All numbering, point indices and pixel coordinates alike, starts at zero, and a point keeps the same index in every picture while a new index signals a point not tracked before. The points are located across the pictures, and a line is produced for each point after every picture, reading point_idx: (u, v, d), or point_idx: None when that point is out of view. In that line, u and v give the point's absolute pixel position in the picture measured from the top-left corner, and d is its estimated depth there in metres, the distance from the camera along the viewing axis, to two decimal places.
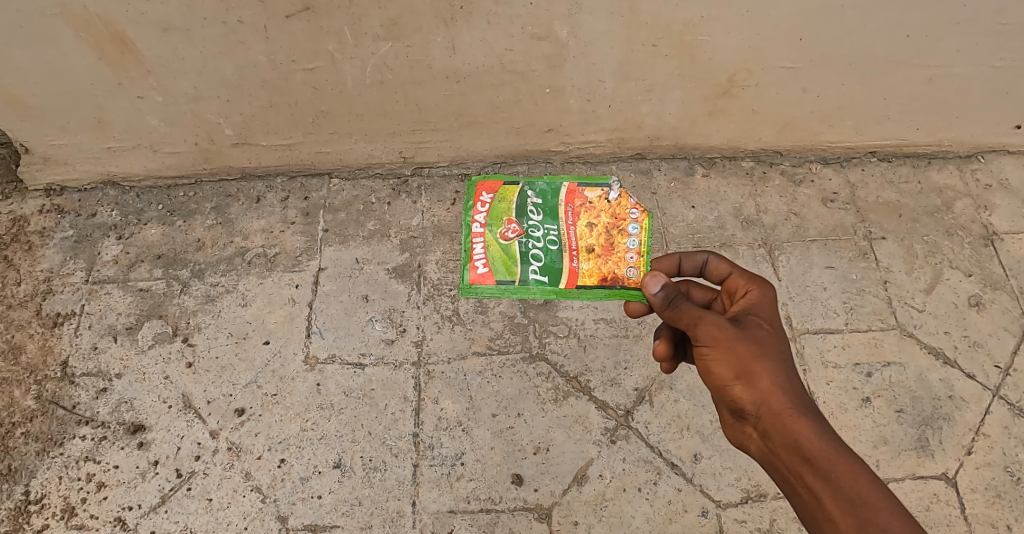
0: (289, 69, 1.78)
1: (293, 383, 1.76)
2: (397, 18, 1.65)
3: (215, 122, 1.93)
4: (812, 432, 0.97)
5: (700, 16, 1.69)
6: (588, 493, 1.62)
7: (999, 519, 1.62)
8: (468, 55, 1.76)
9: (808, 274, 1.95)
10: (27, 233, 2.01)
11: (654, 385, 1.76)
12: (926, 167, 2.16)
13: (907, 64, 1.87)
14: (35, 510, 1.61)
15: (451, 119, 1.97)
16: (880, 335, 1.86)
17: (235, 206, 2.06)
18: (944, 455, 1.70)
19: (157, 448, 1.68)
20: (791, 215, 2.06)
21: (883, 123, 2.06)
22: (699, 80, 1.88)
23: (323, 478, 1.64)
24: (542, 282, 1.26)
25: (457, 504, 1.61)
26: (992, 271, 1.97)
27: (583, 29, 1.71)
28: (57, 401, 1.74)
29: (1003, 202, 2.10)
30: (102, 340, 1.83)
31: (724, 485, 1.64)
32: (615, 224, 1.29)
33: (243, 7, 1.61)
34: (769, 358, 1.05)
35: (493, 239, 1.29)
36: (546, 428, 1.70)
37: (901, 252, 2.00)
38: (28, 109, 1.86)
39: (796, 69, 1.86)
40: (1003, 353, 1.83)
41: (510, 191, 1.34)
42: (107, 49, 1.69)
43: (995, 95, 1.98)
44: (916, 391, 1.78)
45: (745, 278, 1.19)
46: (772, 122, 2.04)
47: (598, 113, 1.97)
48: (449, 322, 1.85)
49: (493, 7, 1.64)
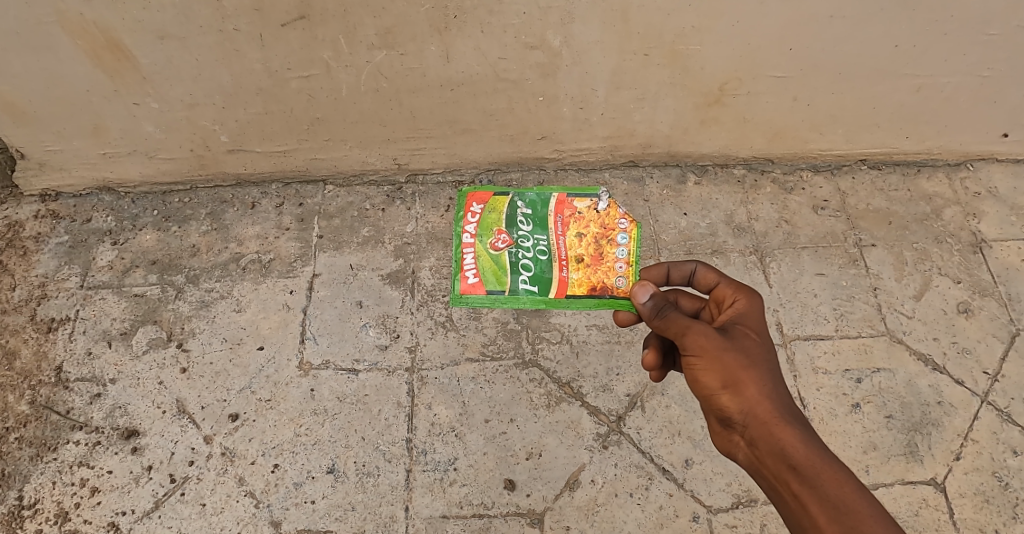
0: (285, 76, 1.79)
1: (287, 388, 1.77)
2: (392, 27, 1.66)
3: (211, 128, 1.94)
4: (798, 440, 0.99)
5: (692, 25, 1.71)
6: (580, 498, 1.63)
7: (987, 524, 1.64)
8: (462, 63, 1.78)
9: (798, 281, 1.97)
10: (23, 238, 2.02)
11: (645, 390, 1.77)
12: (915, 175, 2.18)
13: (896, 74, 1.89)
14: (29, 515, 1.61)
15: (445, 127, 1.98)
16: (870, 341, 1.88)
17: (230, 212, 2.07)
18: (933, 461, 1.71)
19: (151, 453, 1.69)
20: (782, 222, 2.08)
21: (872, 131, 2.09)
22: (691, 89, 1.90)
23: (317, 483, 1.65)
24: (532, 292, 1.27)
25: (450, 509, 1.62)
26: (981, 278, 1.99)
27: (576, 38, 1.73)
28: (51, 406, 1.75)
29: (991, 209, 2.12)
30: (97, 345, 1.84)
31: (715, 491, 1.65)
32: (605, 234, 1.30)
33: (240, 16, 1.62)
34: (755, 367, 1.06)
35: (483, 250, 1.30)
36: (538, 433, 1.71)
37: (891, 260, 2.02)
38: (24, 116, 1.87)
39: (787, 78, 1.88)
40: (992, 360, 1.85)
41: (500, 202, 1.34)
42: (104, 56, 1.70)
43: (983, 104, 2.01)
44: (905, 398, 1.80)
45: (732, 288, 1.21)
46: (763, 130, 2.06)
47: (591, 121, 1.99)
48: (443, 328, 1.86)
49: (488, 17, 1.66)
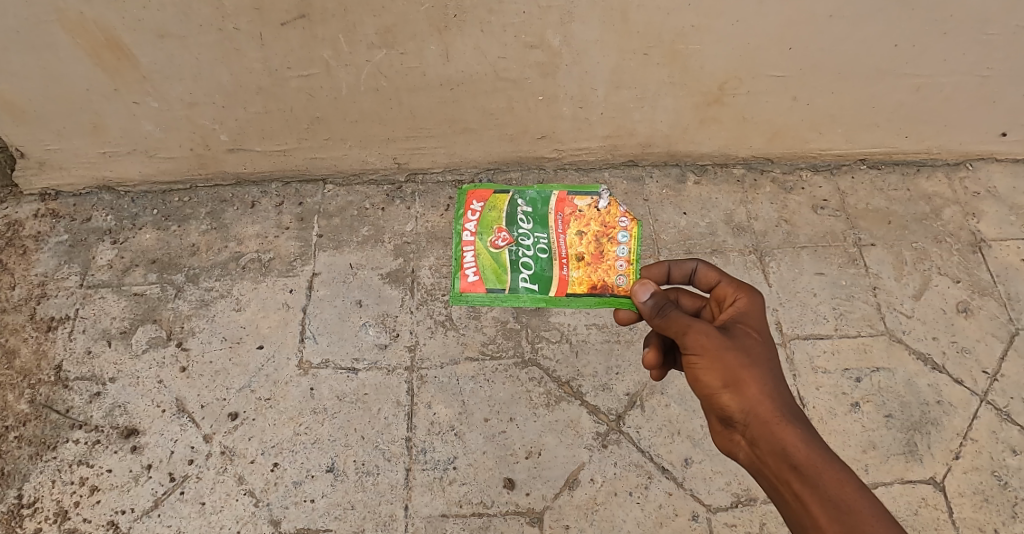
0: (284, 75, 1.79)
1: (287, 387, 1.77)
2: (392, 26, 1.67)
3: (210, 127, 1.94)
4: (799, 440, 0.98)
5: (691, 25, 1.71)
6: (579, 497, 1.63)
7: (987, 523, 1.64)
8: (461, 62, 1.78)
9: (797, 281, 1.97)
10: (22, 237, 2.02)
11: (645, 389, 1.77)
12: (915, 174, 2.19)
13: (895, 73, 1.89)
14: (28, 514, 1.61)
15: (445, 126, 1.98)
16: (870, 341, 1.88)
17: (230, 211, 2.07)
18: (933, 460, 1.72)
19: (151, 452, 1.69)
20: (782, 221, 2.08)
21: (872, 131, 2.09)
22: (690, 88, 1.90)
23: (316, 482, 1.65)
24: (532, 290, 1.27)
25: (449, 508, 1.62)
26: (980, 278, 1.99)
27: (576, 37, 1.73)
28: (51, 405, 1.75)
29: (991, 209, 2.12)
30: (96, 344, 1.84)
31: (714, 490, 1.65)
32: (605, 232, 1.29)
33: (240, 14, 1.62)
34: (756, 366, 1.06)
35: (483, 248, 1.30)
36: (538, 432, 1.71)
37: (890, 259, 2.02)
38: (23, 115, 1.87)
39: (786, 78, 1.88)
40: (991, 360, 1.85)
41: (500, 200, 1.34)
42: (103, 55, 1.70)
43: (982, 103, 2.01)
44: (904, 397, 1.80)
45: (733, 286, 1.21)
46: (762, 130, 2.06)
47: (591, 120, 1.99)
48: (442, 327, 1.86)
49: (487, 16, 1.66)
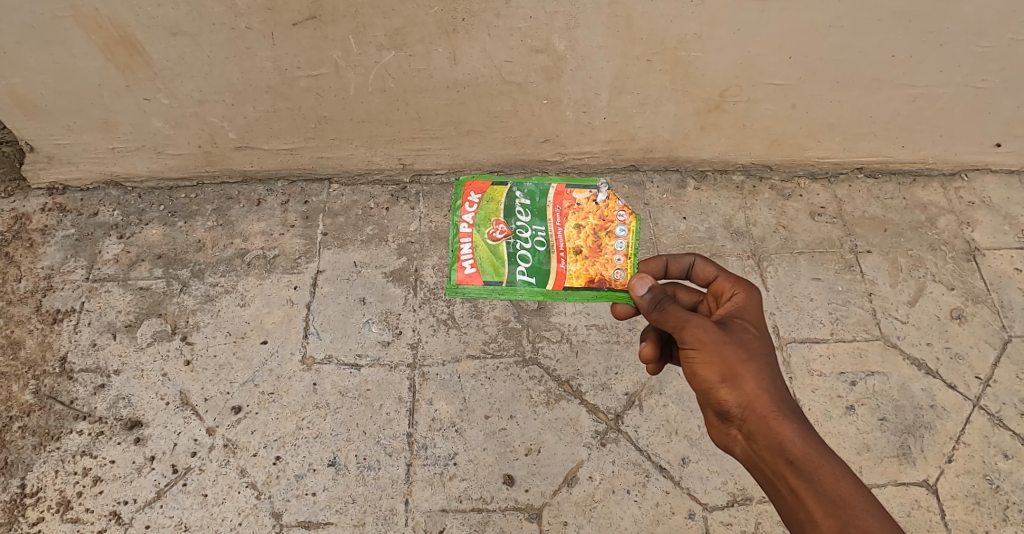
0: (294, 75, 1.83)
1: (290, 382, 1.79)
2: (401, 28, 1.70)
3: (218, 125, 1.97)
4: (796, 435, 1.00)
5: (693, 32, 1.75)
6: (578, 494, 1.66)
7: (978, 525, 1.66)
8: (468, 65, 1.81)
9: (795, 285, 2.00)
10: (29, 231, 2.03)
11: (644, 390, 1.80)
12: (911, 184, 2.22)
13: (892, 83, 1.93)
14: (31, 503, 1.62)
15: (449, 128, 2.02)
16: (865, 345, 1.91)
17: (236, 208, 2.09)
18: (925, 463, 1.74)
19: (154, 445, 1.70)
20: (779, 227, 2.11)
21: (869, 140, 2.13)
22: (691, 95, 1.94)
23: (318, 476, 1.67)
24: (530, 283, 1.30)
25: (449, 503, 1.64)
26: (974, 286, 2.03)
27: (581, 42, 1.77)
28: (55, 396, 1.76)
29: (984, 218, 2.16)
30: (102, 337, 1.86)
31: (711, 488, 1.67)
32: (604, 226, 1.32)
33: (252, 14, 1.66)
34: (754, 361, 1.08)
35: (481, 240, 1.32)
36: (538, 429, 1.73)
37: (886, 266, 2.05)
38: (33, 108, 1.89)
39: (786, 86, 1.92)
40: (984, 365, 1.88)
41: (498, 192, 1.37)
42: (116, 51, 1.73)
43: (976, 114, 2.05)
44: (898, 400, 1.83)
45: (731, 281, 1.23)
46: (761, 137, 2.10)
47: (593, 124, 2.02)
48: (445, 326, 1.89)
49: (494, 19, 1.70)
